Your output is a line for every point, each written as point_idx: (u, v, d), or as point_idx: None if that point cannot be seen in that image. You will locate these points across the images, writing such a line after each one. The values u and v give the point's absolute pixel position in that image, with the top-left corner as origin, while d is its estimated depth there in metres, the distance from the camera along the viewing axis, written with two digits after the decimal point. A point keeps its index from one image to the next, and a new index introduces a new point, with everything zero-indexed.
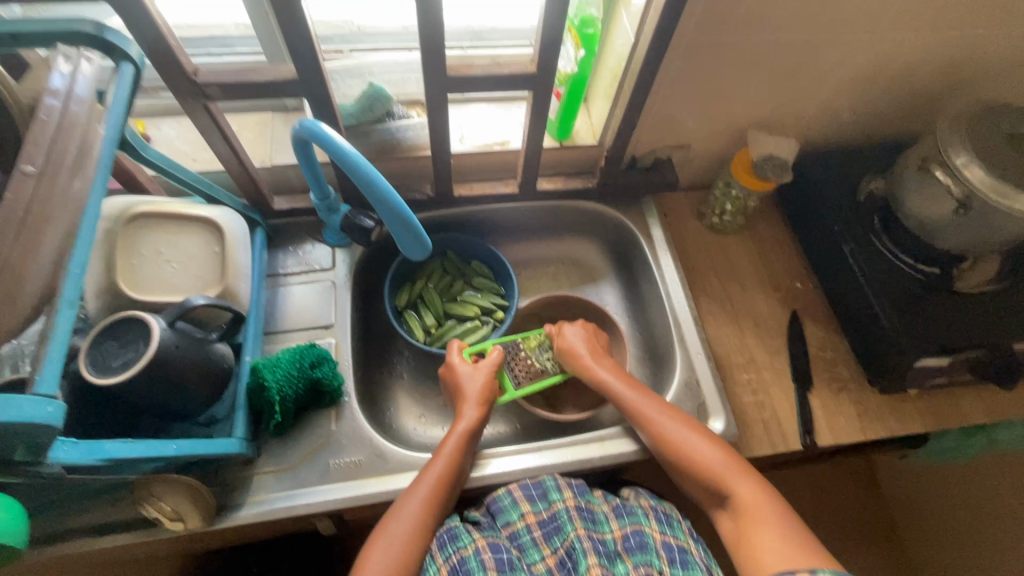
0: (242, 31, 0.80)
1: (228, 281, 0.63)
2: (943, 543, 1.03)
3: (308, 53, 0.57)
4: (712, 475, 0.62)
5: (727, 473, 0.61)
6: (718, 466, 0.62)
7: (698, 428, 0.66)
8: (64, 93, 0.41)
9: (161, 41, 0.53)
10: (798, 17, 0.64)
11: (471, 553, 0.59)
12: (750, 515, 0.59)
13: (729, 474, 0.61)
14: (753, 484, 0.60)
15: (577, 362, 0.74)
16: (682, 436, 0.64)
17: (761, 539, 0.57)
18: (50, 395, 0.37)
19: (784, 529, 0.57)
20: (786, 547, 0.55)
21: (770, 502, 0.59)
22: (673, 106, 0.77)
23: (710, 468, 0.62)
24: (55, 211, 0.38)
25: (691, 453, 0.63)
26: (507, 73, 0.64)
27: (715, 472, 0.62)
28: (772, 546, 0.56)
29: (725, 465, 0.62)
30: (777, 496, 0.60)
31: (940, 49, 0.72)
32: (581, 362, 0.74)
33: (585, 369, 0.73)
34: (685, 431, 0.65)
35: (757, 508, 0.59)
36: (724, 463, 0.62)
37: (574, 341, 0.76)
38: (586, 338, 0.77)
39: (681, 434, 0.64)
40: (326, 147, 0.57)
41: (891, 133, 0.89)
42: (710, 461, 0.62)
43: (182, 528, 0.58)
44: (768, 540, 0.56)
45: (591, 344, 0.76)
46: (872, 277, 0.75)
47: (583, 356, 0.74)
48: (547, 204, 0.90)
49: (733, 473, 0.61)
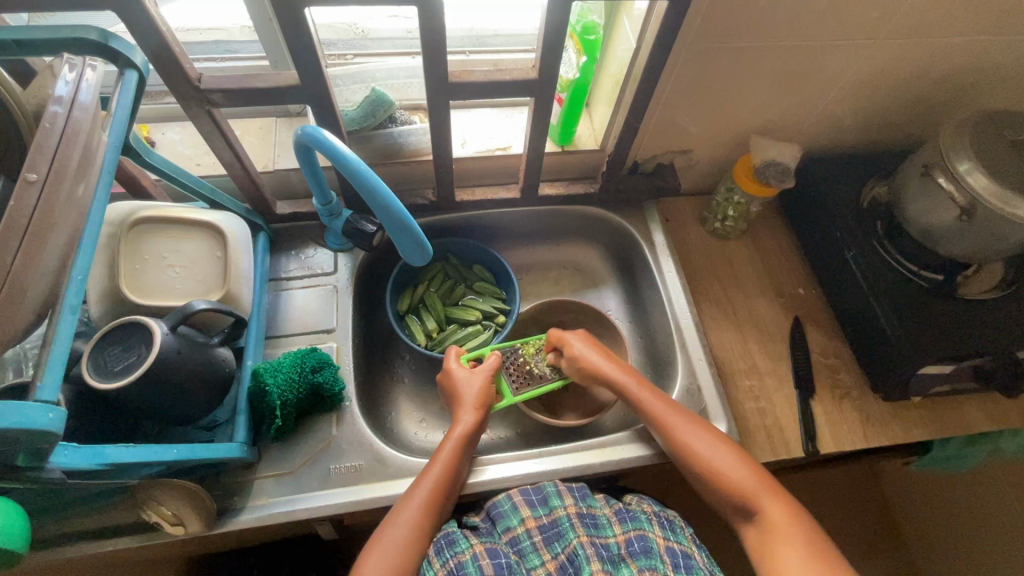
0: (247, 36, 0.81)
1: (230, 285, 0.63)
2: (946, 550, 1.02)
3: (311, 60, 0.57)
4: (738, 490, 0.61)
5: (754, 489, 0.61)
6: (737, 477, 0.62)
7: (722, 438, 0.65)
8: (67, 101, 0.41)
9: (165, 47, 0.53)
10: (801, 23, 0.64)
11: (469, 558, 0.59)
12: (776, 530, 0.59)
13: (757, 490, 0.61)
14: (780, 501, 0.60)
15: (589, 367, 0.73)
16: (703, 445, 0.64)
17: (787, 555, 0.57)
18: (52, 401, 0.37)
19: (812, 546, 0.57)
20: (811, 563, 0.55)
21: (791, 517, 0.59)
22: (676, 112, 0.77)
23: (735, 482, 0.62)
24: (59, 218, 0.38)
25: (716, 467, 0.63)
26: (509, 79, 0.64)
27: (744, 488, 0.61)
28: (798, 563, 0.55)
29: (751, 479, 0.62)
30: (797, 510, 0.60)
31: (943, 55, 0.72)
32: (592, 369, 0.73)
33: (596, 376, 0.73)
34: (710, 442, 0.64)
35: (782, 523, 0.59)
36: (746, 476, 0.62)
37: (586, 350, 0.74)
38: (594, 348, 0.75)
39: (708, 449, 0.64)
40: (328, 153, 0.57)
41: (895, 138, 0.88)
42: (735, 475, 0.62)
43: (182, 532, 0.58)
44: (794, 556, 0.56)
45: (598, 349, 0.75)
46: (875, 284, 0.75)
47: (596, 363, 0.73)
48: (549, 209, 0.90)
49: (747, 481, 0.61)
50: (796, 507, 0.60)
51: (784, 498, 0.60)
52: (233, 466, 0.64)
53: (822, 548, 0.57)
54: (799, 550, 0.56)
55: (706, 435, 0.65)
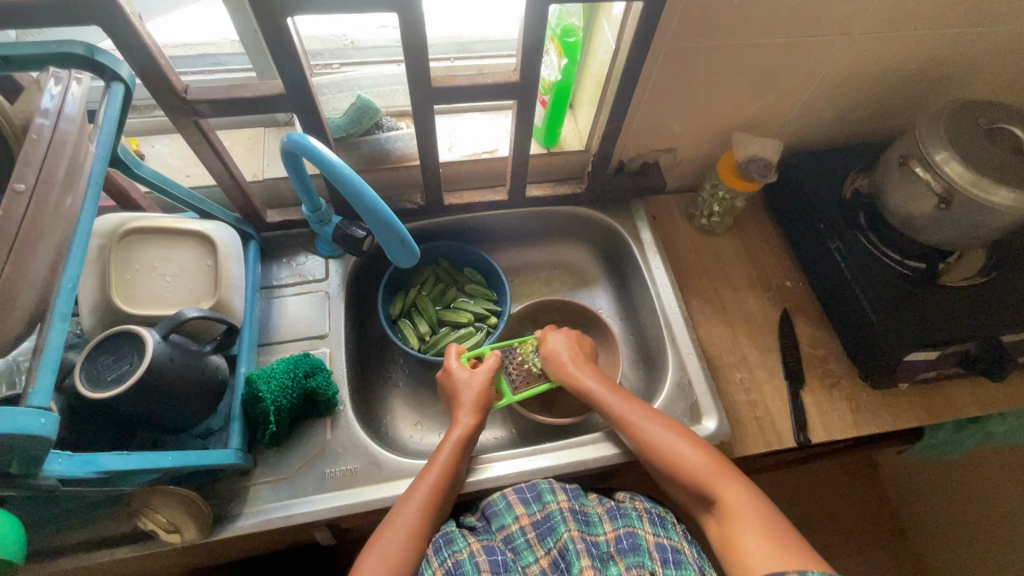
0: (234, 49, 0.82)
1: (222, 293, 0.64)
2: (948, 539, 1.02)
3: (295, 69, 0.58)
4: (695, 478, 0.62)
5: (708, 475, 0.61)
6: (699, 467, 0.62)
7: (680, 429, 0.66)
8: (53, 113, 0.42)
9: (152, 61, 0.54)
10: (774, 21, 0.66)
11: (465, 555, 0.59)
12: (734, 516, 0.58)
13: (711, 476, 0.61)
14: (735, 487, 0.60)
15: (560, 370, 0.75)
16: (661, 436, 0.65)
17: (744, 538, 0.56)
18: (43, 407, 0.38)
19: (765, 527, 0.56)
20: (768, 546, 0.54)
21: (749, 501, 0.59)
22: (658, 111, 0.78)
23: (692, 468, 0.62)
24: (46, 227, 0.39)
25: (673, 456, 0.63)
26: (491, 83, 0.65)
27: (699, 474, 0.62)
28: (756, 546, 0.55)
29: (709, 465, 0.62)
30: (755, 495, 0.60)
31: (916, 48, 0.73)
32: (563, 369, 0.74)
33: (567, 377, 0.74)
34: (670, 435, 0.65)
35: (740, 509, 0.58)
36: (707, 465, 0.62)
37: (558, 349, 0.76)
38: (574, 346, 0.77)
39: (666, 439, 0.65)
40: (315, 160, 0.58)
41: (874, 130, 0.90)
42: (692, 461, 0.63)
43: (178, 540, 0.58)
44: (751, 539, 0.56)
45: (574, 348, 0.77)
46: (860, 273, 0.76)
47: (566, 363, 0.75)
48: (538, 210, 0.91)
49: (703, 467, 0.62)
50: (753, 490, 0.60)
51: (740, 483, 0.60)
52: (229, 473, 0.64)
53: (781, 533, 0.56)
54: (756, 532, 0.56)
55: (662, 426, 0.66)
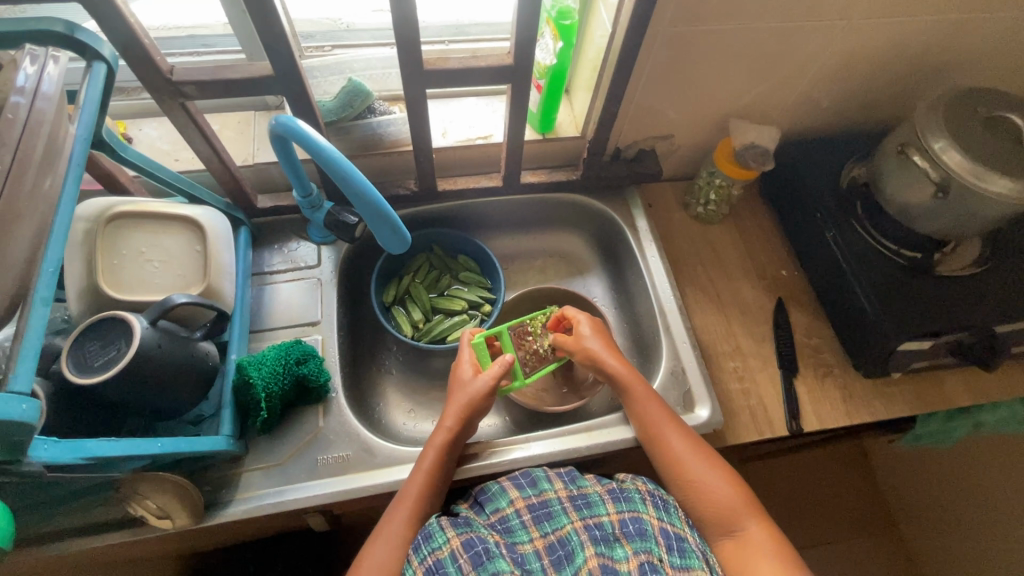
0: (223, 30, 0.81)
1: (211, 280, 0.63)
2: (938, 526, 1.04)
3: (283, 51, 0.57)
4: (720, 505, 0.62)
5: (735, 506, 0.62)
6: (725, 497, 0.62)
7: (710, 455, 0.66)
8: (29, 91, 0.40)
9: (135, 40, 0.52)
10: (773, 5, 0.64)
11: (447, 555, 0.55)
12: (753, 547, 0.59)
13: (737, 507, 0.62)
14: (759, 522, 0.61)
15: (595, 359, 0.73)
16: (688, 456, 0.65)
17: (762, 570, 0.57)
18: (25, 392, 0.37)
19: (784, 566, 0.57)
20: None
21: (772, 539, 0.60)
22: (654, 97, 0.77)
23: (718, 495, 0.62)
24: (24, 209, 0.38)
25: (699, 480, 0.63)
26: (484, 66, 0.64)
27: (724, 502, 0.62)
28: None
29: (735, 497, 0.62)
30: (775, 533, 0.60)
31: (916, 34, 0.72)
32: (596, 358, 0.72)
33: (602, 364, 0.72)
34: (698, 458, 0.65)
35: (761, 544, 0.59)
36: (733, 496, 0.62)
37: (589, 336, 0.74)
38: (600, 337, 0.75)
39: (695, 461, 0.64)
40: (306, 145, 0.57)
41: (872, 118, 0.89)
42: (717, 489, 0.63)
43: (169, 525, 0.58)
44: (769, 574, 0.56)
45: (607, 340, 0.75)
46: (855, 262, 0.75)
47: (599, 352, 0.73)
48: (533, 197, 0.90)
49: (729, 497, 0.62)
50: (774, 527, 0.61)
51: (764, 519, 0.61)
52: (221, 460, 0.64)
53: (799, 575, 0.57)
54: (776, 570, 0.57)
55: (694, 448, 0.65)
